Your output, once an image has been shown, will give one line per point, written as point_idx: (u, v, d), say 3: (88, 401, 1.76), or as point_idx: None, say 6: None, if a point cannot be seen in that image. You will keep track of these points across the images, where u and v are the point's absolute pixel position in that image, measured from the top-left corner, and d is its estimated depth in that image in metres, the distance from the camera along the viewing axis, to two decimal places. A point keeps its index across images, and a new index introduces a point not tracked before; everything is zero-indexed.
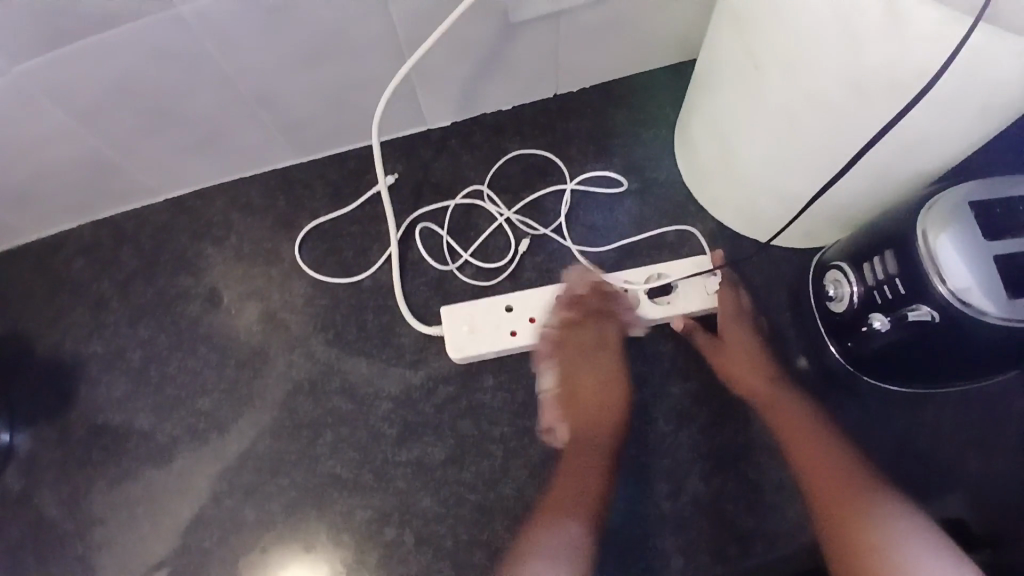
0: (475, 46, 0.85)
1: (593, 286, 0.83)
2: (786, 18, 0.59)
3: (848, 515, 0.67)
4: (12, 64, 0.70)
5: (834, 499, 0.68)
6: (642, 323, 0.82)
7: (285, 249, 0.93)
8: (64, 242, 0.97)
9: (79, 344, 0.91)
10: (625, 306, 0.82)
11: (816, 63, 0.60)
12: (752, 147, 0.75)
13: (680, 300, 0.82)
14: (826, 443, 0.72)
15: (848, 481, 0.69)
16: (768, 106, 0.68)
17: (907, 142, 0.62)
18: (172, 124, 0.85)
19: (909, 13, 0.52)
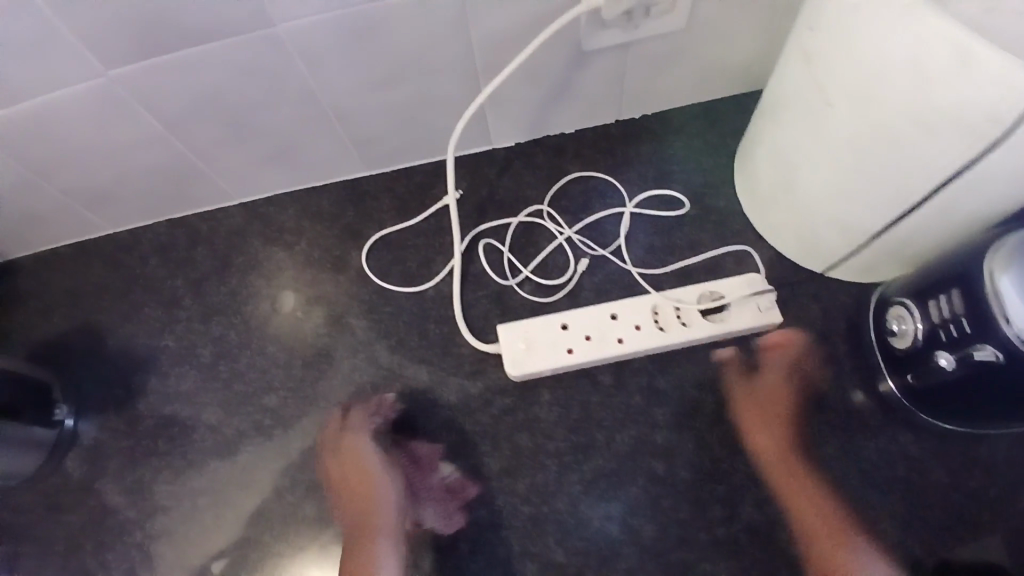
0: (546, 73, 0.88)
1: (647, 304, 0.85)
2: (862, 60, 0.61)
3: (835, 557, 0.78)
4: (106, 70, 0.74)
5: (828, 547, 0.79)
6: (696, 340, 0.84)
7: (352, 257, 0.96)
8: (140, 238, 1.01)
9: (151, 337, 0.95)
10: (679, 323, 0.84)
11: (888, 105, 0.62)
12: (819, 183, 0.76)
13: (733, 318, 0.84)
14: (820, 499, 0.81)
15: (841, 533, 0.79)
16: (838, 144, 0.70)
17: (976, 184, 0.63)
18: (248, 138, 0.88)
19: (985, 63, 0.53)
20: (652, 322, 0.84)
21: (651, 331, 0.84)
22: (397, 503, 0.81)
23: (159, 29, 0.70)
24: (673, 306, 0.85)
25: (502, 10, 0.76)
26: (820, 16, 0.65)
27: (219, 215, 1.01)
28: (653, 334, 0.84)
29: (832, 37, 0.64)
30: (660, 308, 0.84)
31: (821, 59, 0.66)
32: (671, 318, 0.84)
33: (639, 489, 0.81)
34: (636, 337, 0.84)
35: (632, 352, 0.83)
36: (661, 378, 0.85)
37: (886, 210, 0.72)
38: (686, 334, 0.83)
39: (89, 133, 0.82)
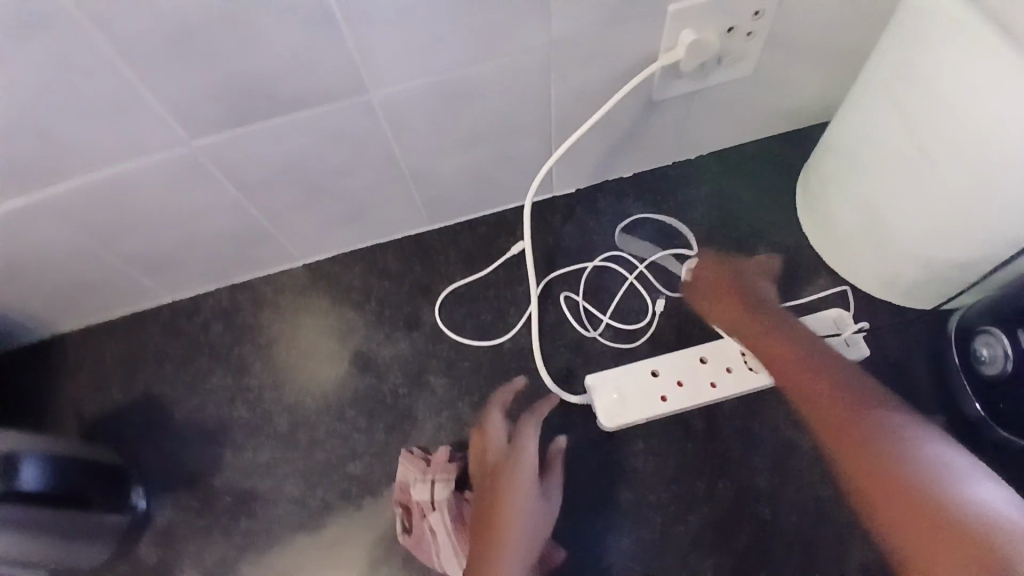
0: (616, 124, 0.89)
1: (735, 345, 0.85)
2: (960, 107, 0.63)
3: (859, 458, 0.63)
4: (191, 140, 0.73)
5: (858, 447, 0.64)
6: None
7: (425, 314, 0.95)
8: (201, 305, 0.99)
9: (221, 407, 0.92)
10: None
11: (992, 155, 0.63)
12: (906, 225, 0.77)
13: None
14: (873, 413, 0.66)
15: (879, 429, 0.64)
16: (931, 186, 0.71)
17: None
18: (322, 201, 0.87)
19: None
20: (742, 363, 0.84)
21: (742, 372, 0.83)
22: (530, 492, 0.77)
23: (254, 96, 0.69)
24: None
25: (585, 68, 0.78)
26: (910, 65, 0.67)
27: (283, 277, 0.99)
28: (744, 375, 0.83)
29: (925, 85, 0.66)
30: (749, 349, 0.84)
31: (915, 108, 0.68)
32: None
33: (745, 536, 0.80)
34: (729, 380, 0.84)
35: (726, 396, 0.83)
36: (755, 420, 0.84)
37: (982, 248, 0.73)
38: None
39: (166, 202, 0.81)
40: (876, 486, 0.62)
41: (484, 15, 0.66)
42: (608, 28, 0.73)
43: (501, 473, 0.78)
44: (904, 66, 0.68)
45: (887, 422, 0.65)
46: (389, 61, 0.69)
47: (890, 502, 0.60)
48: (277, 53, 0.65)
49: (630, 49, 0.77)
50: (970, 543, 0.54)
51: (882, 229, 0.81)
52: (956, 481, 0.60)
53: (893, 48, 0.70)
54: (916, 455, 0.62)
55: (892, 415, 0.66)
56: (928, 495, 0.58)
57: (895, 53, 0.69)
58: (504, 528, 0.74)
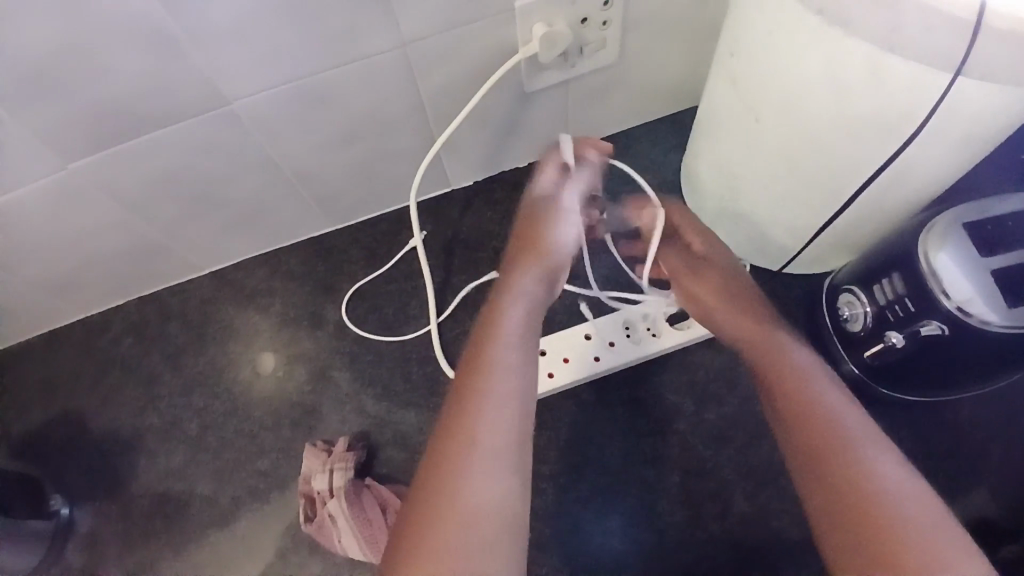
0: (496, 114, 0.93)
1: (617, 320, 0.89)
2: (784, 72, 0.66)
3: (819, 449, 0.63)
4: (67, 162, 0.76)
5: (807, 431, 0.64)
6: (668, 347, 0.89)
7: (328, 312, 0.98)
8: (111, 320, 1.01)
9: (135, 417, 0.95)
10: (649, 334, 0.89)
11: (814, 114, 0.67)
12: (762, 192, 0.82)
13: (699, 323, 0.89)
14: (832, 395, 0.66)
15: (842, 422, 0.64)
16: (776, 150, 0.75)
17: (902, 173, 0.69)
18: (214, 208, 0.91)
19: (891, 67, 0.58)
20: (625, 336, 0.89)
21: (624, 345, 0.88)
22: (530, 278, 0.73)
23: (120, 118, 0.73)
24: (642, 318, 0.89)
25: (450, 66, 0.82)
26: (742, 35, 0.70)
27: (190, 287, 1.02)
28: (626, 347, 0.88)
29: (752, 50, 0.69)
30: (630, 322, 0.89)
31: (745, 80, 0.72)
32: (642, 331, 0.89)
33: (631, 498, 0.86)
34: (612, 353, 0.88)
35: (609, 369, 0.88)
36: (640, 388, 0.89)
37: (827, 209, 0.78)
38: (657, 344, 0.88)
39: (56, 227, 0.84)
40: (823, 470, 0.62)
41: (327, 21, 0.70)
42: (459, 25, 0.76)
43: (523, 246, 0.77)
44: (737, 35, 0.71)
45: (854, 416, 0.64)
46: (246, 76, 0.73)
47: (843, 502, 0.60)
48: (136, 78, 0.68)
49: (486, 43, 0.80)
50: (914, 556, 0.55)
51: (744, 197, 0.85)
52: (918, 492, 0.59)
53: (732, 16, 0.72)
54: (880, 479, 0.60)
55: (849, 414, 0.64)
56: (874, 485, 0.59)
57: (732, 23, 0.72)
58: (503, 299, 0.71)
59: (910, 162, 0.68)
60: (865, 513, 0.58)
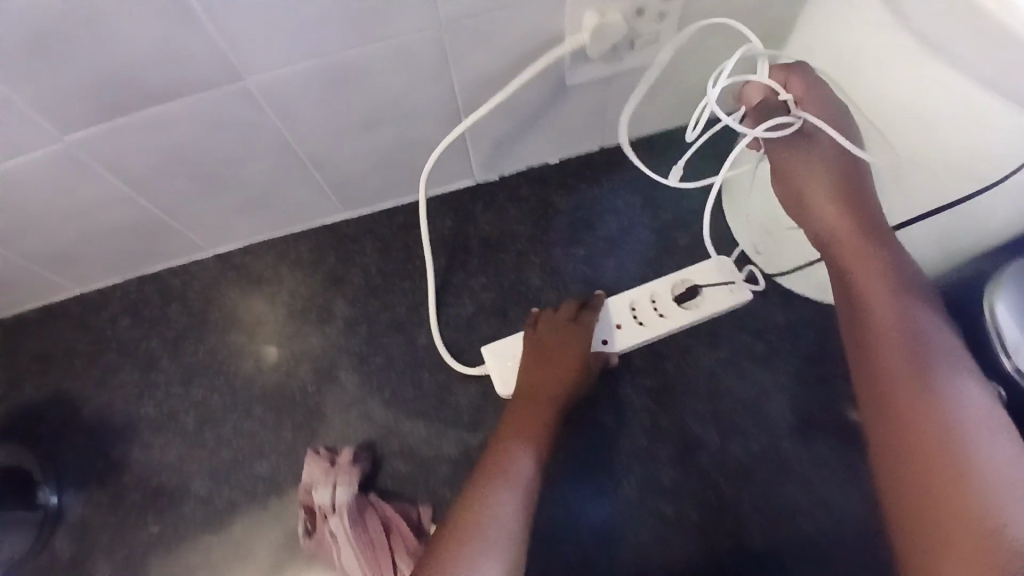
0: (529, 107, 0.85)
1: (622, 301, 0.86)
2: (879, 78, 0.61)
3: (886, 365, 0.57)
4: (65, 135, 0.69)
5: (890, 354, 0.57)
6: (678, 326, 0.86)
7: (337, 307, 0.93)
8: (110, 298, 0.97)
9: (128, 404, 0.91)
10: (657, 314, 0.86)
11: (901, 145, 0.63)
12: None
13: (707, 305, 0.86)
14: (933, 350, 0.56)
15: (932, 381, 0.55)
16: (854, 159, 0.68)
17: (977, 224, 0.65)
18: (222, 188, 0.85)
19: (994, 109, 0.54)
20: (631, 319, 0.86)
21: (631, 328, 0.85)
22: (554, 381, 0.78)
23: (124, 89, 0.65)
24: (647, 300, 0.87)
25: (484, 52, 0.74)
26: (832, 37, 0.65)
27: (195, 269, 0.97)
28: (633, 330, 0.85)
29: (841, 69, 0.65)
30: (636, 303, 0.86)
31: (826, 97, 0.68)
32: (648, 312, 0.86)
33: (647, 532, 0.81)
34: (620, 334, 0.85)
35: (622, 349, 0.85)
36: (665, 416, 0.85)
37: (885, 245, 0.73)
38: (665, 325, 0.86)
39: (52, 199, 0.77)
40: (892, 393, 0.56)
41: None
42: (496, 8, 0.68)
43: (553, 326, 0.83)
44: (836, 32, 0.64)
45: (948, 371, 0.55)
46: (264, 51, 0.65)
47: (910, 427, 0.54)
48: (143, 46, 0.61)
49: (526, 32, 0.72)
50: (981, 499, 0.48)
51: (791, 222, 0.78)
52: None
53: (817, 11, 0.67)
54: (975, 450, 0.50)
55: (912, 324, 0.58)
56: (948, 454, 0.51)
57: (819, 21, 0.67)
58: (536, 373, 0.79)
59: (989, 214, 0.63)
60: (941, 477, 0.50)
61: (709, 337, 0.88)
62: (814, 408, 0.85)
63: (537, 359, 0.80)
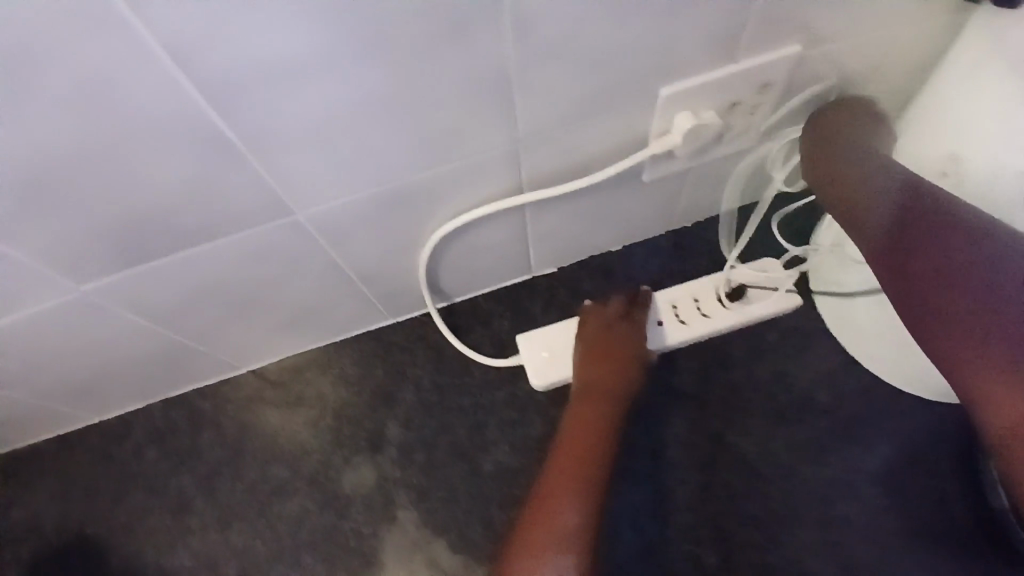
0: (598, 203, 0.75)
1: (666, 298, 0.82)
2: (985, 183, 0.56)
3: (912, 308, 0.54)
4: (81, 283, 0.60)
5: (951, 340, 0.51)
6: (719, 328, 0.82)
7: (389, 430, 0.83)
8: (133, 427, 0.87)
9: (162, 552, 0.82)
10: (700, 315, 0.82)
11: None
12: None
13: (752, 306, 0.81)
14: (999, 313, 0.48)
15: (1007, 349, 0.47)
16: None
17: None
18: (257, 312, 0.75)
19: None
20: (673, 315, 0.82)
21: (672, 325, 0.81)
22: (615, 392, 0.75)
23: (147, 234, 0.56)
24: (690, 297, 0.82)
25: (556, 158, 0.63)
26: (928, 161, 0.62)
27: (226, 389, 0.87)
28: (675, 328, 0.81)
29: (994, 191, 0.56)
30: (679, 301, 0.82)
31: None
32: (690, 310, 0.82)
33: None
34: (661, 333, 0.81)
35: (664, 347, 0.81)
36: (774, 551, 0.77)
37: None
38: (706, 324, 0.81)
39: (67, 342, 0.68)
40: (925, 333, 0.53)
41: (422, 121, 0.53)
42: (581, 121, 0.59)
43: (610, 324, 0.78)
44: (930, 159, 0.61)
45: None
46: (307, 180, 0.55)
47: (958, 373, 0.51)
48: (169, 190, 0.52)
49: (611, 142, 0.63)
50: None
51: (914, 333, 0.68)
52: None
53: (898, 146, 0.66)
54: None
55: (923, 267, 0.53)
56: None
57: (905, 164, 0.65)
58: (591, 376, 0.76)
59: None
60: None
61: (814, 456, 0.80)
62: (934, 534, 0.77)
63: (591, 367, 0.76)
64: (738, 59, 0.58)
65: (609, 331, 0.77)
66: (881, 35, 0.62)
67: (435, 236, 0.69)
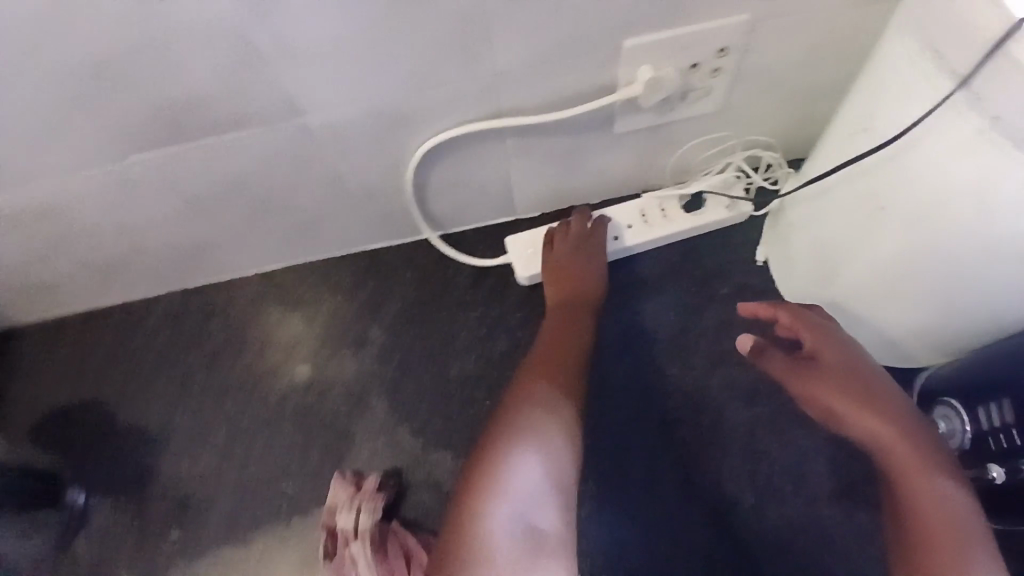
0: (573, 150, 0.86)
1: (636, 205, 0.96)
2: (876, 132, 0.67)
3: (907, 484, 0.68)
4: (126, 155, 0.72)
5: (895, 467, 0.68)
6: (679, 232, 0.95)
7: (373, 332, 0.95)
8: (153, 309, 1.00)
9: (162, 414, 0.94)
10: (662, 219, 0.95)
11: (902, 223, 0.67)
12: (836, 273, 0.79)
13: (708, 212, 0.95)
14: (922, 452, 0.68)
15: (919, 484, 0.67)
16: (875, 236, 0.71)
17: (987, 317, 0.69)
18: (272, 213, 0.87)
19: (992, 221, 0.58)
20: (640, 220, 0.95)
21: (638, 229, 0.95)
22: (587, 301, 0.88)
23: (186, 116, 0.68)
24: (657, 204, 0.95)
25: (539, 95, 0.75)
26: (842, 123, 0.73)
27: (237, 285, 0.99)
28: (640, 230, 0.95)
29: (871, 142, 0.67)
30: (647, 208, 0.95)
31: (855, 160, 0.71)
32: (657, 216, 0.95)
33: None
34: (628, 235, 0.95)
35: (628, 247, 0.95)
36: (699, 471, 0.87)
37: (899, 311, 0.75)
38: (669, 227, 0.95)
39: (109, 214, 0.81)
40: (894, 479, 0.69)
41: (422, 42, 0.64)
42: (559, 62, 0.70)
43: (579, 244, 0.90)
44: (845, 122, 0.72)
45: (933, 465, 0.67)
46: (321, 85, 0.67)
47: (917, 518, 0.67)
48: (209, 79, 0.64)
49: (583, 87, 0.75)
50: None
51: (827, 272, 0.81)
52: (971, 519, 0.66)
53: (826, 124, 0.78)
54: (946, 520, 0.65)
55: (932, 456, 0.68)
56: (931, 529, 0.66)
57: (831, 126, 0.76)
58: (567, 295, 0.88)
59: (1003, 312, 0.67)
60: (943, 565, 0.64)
61: (747, 394, 0.89)
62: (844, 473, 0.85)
63: (559, 288, 0.89)
64: (692, 23, 0.68)
65: (577, 252, 0.90)
66: (825, 17, 0.72)
67: (423, 150, 0.78)
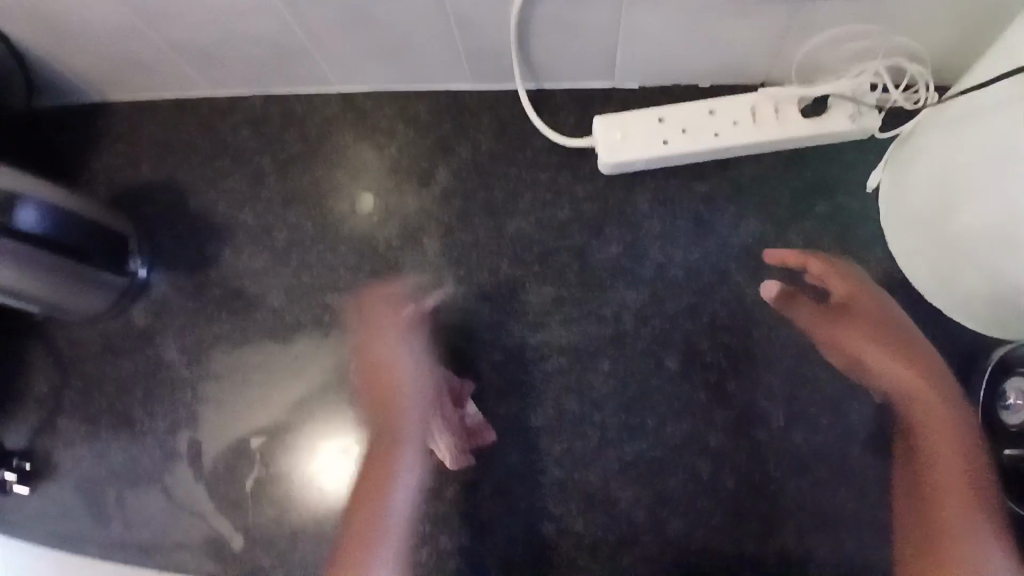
0: (693, 17, 0.75)
1: (748, 98, 0.82)
2: None
3: (918, 417, 0.74)
4: None
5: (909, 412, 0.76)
6: (791, 138, 0.82)
7: (440, 173, 0.93)
8: (236, 108, 1.01)
9: (230, 209, 0.98)
10: (775, 120, 0.82)
11: None
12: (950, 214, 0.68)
13: (830, 120, 0.82)
14: (938, 395, 0.74)
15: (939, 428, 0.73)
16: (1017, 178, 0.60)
17: None
18: (362, 31, 0.82)
19: None
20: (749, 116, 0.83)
21: (745, 126, 0.82)
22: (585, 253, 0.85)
23: None
24: (772, 102, 0.82)
25: None
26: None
27: (318, 100, 0.98)
28: (747, 129, 0.82)
29: None
30: (760, 104, 0.82)
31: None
32: (769, 116, 0.82)
33: (674, 474, 0.81)
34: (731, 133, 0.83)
35: (729, 147, 0.83)
36: (736, 385, 0.83)
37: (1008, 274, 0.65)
38: (781, 131, 0.82)
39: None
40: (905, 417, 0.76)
41: None
42: None
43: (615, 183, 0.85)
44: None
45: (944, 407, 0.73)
46: None
47: (925, 454, 0.73)
48: None
49: None
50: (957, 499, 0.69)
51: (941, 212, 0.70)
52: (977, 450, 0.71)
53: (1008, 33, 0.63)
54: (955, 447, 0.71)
55: (950, 395, 0.74)
56: (938, 461, 0.72)
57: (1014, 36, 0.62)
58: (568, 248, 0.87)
59: None
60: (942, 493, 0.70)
61: None
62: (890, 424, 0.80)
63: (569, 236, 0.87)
64: None
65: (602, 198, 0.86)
66: None
67: None
